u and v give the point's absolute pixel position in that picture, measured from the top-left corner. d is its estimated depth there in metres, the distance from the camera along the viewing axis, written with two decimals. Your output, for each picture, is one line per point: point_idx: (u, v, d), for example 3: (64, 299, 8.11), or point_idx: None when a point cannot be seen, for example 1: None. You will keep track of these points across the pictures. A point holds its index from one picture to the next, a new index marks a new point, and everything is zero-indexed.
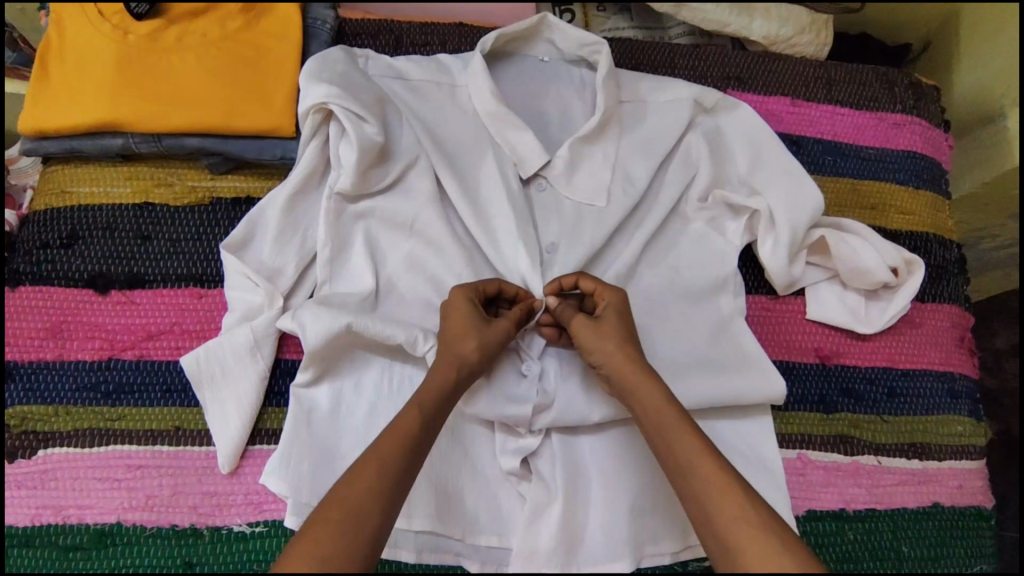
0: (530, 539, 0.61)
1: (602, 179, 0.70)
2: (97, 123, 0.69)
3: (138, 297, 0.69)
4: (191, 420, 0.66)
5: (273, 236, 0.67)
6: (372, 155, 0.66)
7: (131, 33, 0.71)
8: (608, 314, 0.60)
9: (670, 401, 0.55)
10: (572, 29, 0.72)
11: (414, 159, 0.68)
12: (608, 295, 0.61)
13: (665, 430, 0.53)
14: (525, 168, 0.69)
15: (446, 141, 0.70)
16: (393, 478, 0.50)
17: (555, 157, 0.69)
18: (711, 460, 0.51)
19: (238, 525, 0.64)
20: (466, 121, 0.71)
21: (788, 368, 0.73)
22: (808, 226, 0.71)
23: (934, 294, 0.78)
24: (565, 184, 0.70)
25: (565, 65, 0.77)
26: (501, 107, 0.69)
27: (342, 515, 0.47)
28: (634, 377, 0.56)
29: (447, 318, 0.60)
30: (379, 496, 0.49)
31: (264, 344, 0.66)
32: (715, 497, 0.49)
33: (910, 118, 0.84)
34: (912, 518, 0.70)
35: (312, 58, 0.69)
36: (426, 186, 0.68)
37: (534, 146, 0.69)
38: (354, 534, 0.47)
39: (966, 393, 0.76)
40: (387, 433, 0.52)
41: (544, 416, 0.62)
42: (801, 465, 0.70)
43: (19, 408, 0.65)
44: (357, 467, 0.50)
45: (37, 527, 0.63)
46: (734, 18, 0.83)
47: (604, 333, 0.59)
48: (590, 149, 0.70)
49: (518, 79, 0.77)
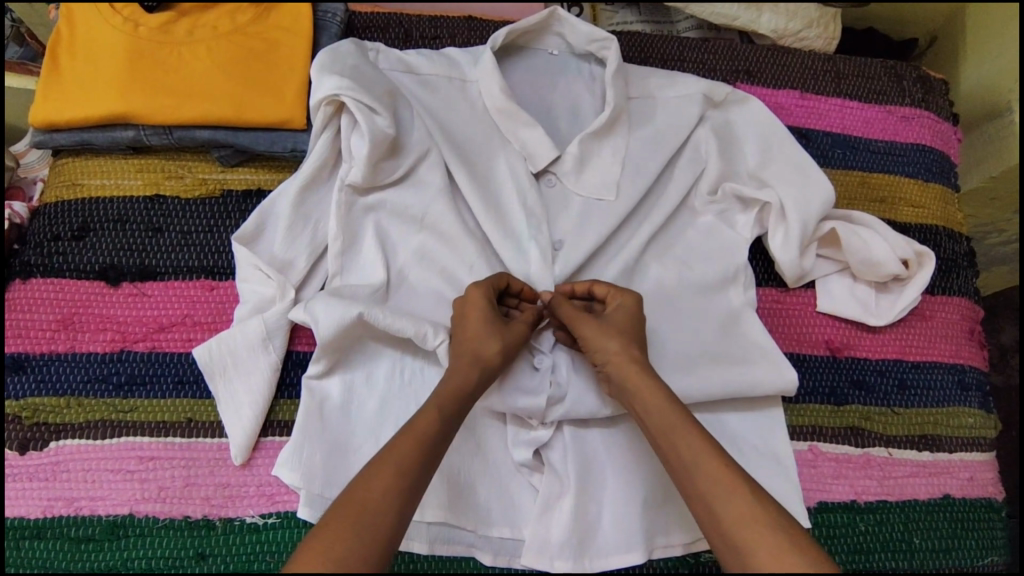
0: (544, 530, 0.61)
1: (612, 175, 0.69)
2: (108, 115, 0.69)
3: (149, 289, 0.69)
4: (203, 412, 0.66)
5: (285, 227, 0.67)
6: (383, 148, 0.66)
7: (142, 26, 0.71)
8: (623, 317, 0.60)
9: (671, 400, 0.55)
10: (582, 23, 0.72)
11: (425, 151, 0.68)
12: (624, 298, 0.61)
13: (667, 428, 0.53)
14: (535, 163, 0.69)
15: (456, 134, 0.70)
16: (410, 475, 0.50)
17: (565, 153, 0.69)
18: (715, 458, 0.51)
19: (250, 516, 0.64)
20: (477, 116, 0.71)
21: (798, 360, 0.73)
22: (819, 219, 0.71)
23: (944, 287, 0.78)
24: (574, 181, 0.70)
25: (574, 59, 0.77)
26: (511, 103, 0.68)
27: (360, 516, 0.47)
28: (640, 374, 0.56)
29: (461, 317, 0.60)
30: (397, 496, 0.49)
31: (276, 336, 0.66)
32: (717, 494, 0.50)
33: (918, 111, 0.84)
34: (923, 510, 0.70)
35: (323, 51, 0.69)
36: (437, 179, 0.68)
37: (545, 142, 0.68)
38: (373, 533, 0.47)
39: (976, 385, 0.76)
40: (402, 435, 0.52)
41: (557, 408, 0.62)
42: (812, 457, 0.70)
43: (30, 399, 0.65)
44: (376, 468, 0.50)
45: (48, 518, 0.63)
46: (742, 12, 0.83)
47: (614, 326, 0.59)
48: (600, 144, 0.70)
49: (528, 73, 0.77)
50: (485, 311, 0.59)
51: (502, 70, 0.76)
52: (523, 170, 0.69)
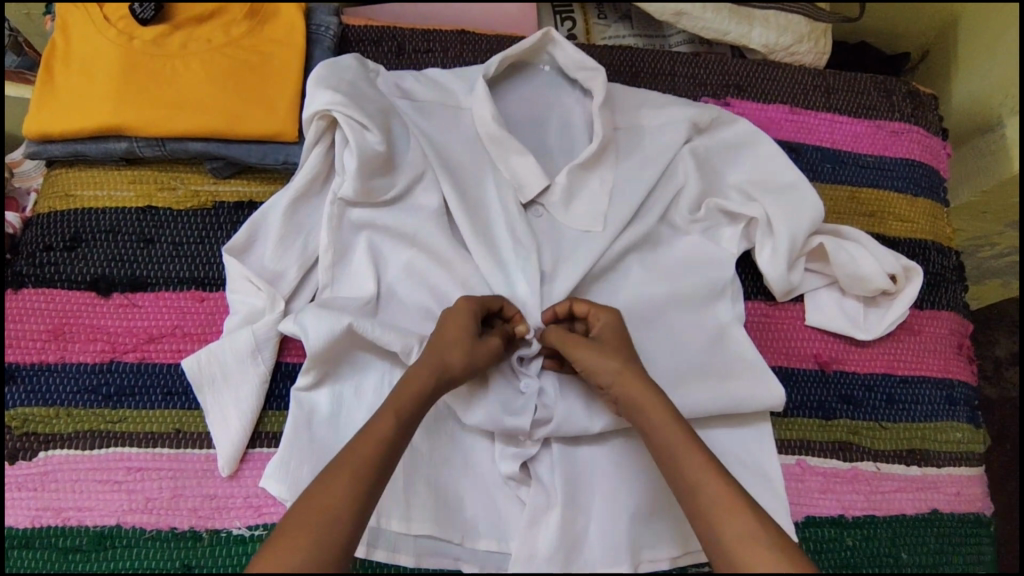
0: (530, 544, 0.61)
1: (599, 207, 0.69)
2: (102, 127, 0.70)
3: (139, 300, 0.70)
4: (191, 423, 0.66)
5: (275, 238, 0.68)
6: (373, 165, 0.66)
7: (137, 38, 0.72)
8: (611, 334, 0.61)
9: (675, 417, 0.55)
10: (574, 49, 0.72)
11: (420, 173, 0.69)
12: (606, 315, 0.62)
13: (672, 447, 0.53)
14: (524, 193, 0.69)
15: (448, 153, 0.70)
16: (369, 480, 0.50)
17: (554, 183, 0.69)
18: (718, 477, 0.51)
19: (237, 528, 0.64)
20: (467, 136, 0.72)
21: (787, 373, 0.73)
22: (808, 235, 0.72)
23: (932, 301, 0.79)
24: (562, 212, 0.69)
25: (562, 80, 0.77)
26: (502, 131, 0.69)
27: (316, 521, 0.47)
28: (642, 392, 0.56)
29: (447, 325, 0.59)
30: (351, 506, 0.48)
31: (265, 347, 0.66)
32: (719, 516, 0.49)
33: (907, 126, 0.85)
34: (911, 525, 0.71)
35: (322, 64, 0.69)
36: (433, 202, 0.68)
37: (535, 173, 0.69)
38: (332, 534, 0.47)
39: (965, 400, 0.77)
40: (360, 438, 0.52)
41: (544, 428, 0.62)
42: (799, 471, 0.70)
43: (20, 409, 0.66)
44: (330, 473, 0.50)
45: (36, 528, 0.63)
46: (733, 26, 0.83)
47: (607, 350, 0.59)
48: (587, 177, 0.70)
49: (519, 96, 0.77)
50: (457, 325, 0.59)
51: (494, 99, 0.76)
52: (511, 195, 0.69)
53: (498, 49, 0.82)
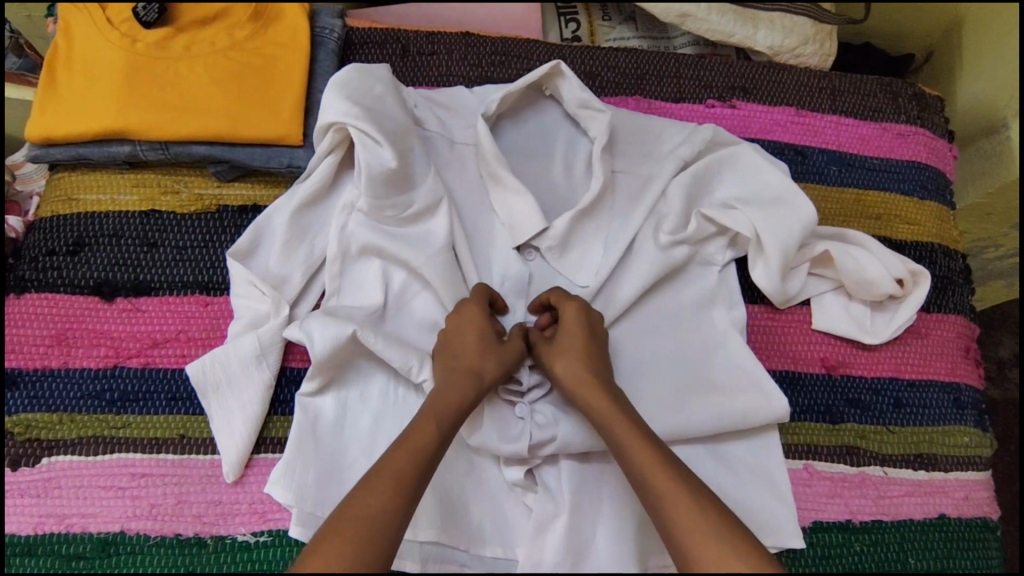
0: (537, 551, 0.61)
1: (595, 256, 0.69)
2: (104, 131, 0.70)
3: (143, 304, 0.69)
4: (196, 428, 0.66)
5: (281, 244, 0.68)
6: (383, 182, 0.65)
7: (139, 41, 0.72)
8: (574, 324, 0.61)
9: (648, 442, 0.55)
10: (580, 86, 0.72)
11: (434, 200, 0.67)
12: (568, 309, 0.62)
13: (643, 468, 0.54)
14: (517, 236, 0.68)
15: (457, 191, 0.70)
16: (411, 487, 0.51)
17: (552, 228, 0.68)
18: (689, 500, 0.51)
19: (242, 534, 0.63)
20: (471, 167, 0.71)
21: (793, 377, 0.73)
22: (798, 245, 0.70)
23: (939, 304, 0.78)
24: (558, 258, 0.68)
25: (562, 117, 0.76)
26: (501, 170, 0.68)
27: (361, 529, 0.48)
28: (617, 417, 0.56)
29: (462, 330, 0.61)
30: (390, 513, 0.49)
31: (270, 352, 0.66)
32: (688, 535, 0.50)
33: (913, 128, 0.85)
34: (918, 530, 0.70)
35: (347, 67, 0.69)
36: (446, 232, 0.67)
37: (531, 214, 0.67)
38: (379, 541, 0.48)
39: (972, 403, 0.76)
40: (400, 447, 0.53)
41: (547, 446, 0.62)
42: (807, 475, 0.70)
43: (23, 415, 0.65)
44: (373, 478, 0.51)
45: (39, 535, 0.62)
46: (739, 28, 0.83)
47: (574, 354, 0.60)
48: (586, 226, 0.69)
49: (517, 135, 0.75)
50: (481, 331, 0.60)
51: (497, 133, 0.75)
52: (505, 242, 0.69)
53: (502, 51, 0.81)
